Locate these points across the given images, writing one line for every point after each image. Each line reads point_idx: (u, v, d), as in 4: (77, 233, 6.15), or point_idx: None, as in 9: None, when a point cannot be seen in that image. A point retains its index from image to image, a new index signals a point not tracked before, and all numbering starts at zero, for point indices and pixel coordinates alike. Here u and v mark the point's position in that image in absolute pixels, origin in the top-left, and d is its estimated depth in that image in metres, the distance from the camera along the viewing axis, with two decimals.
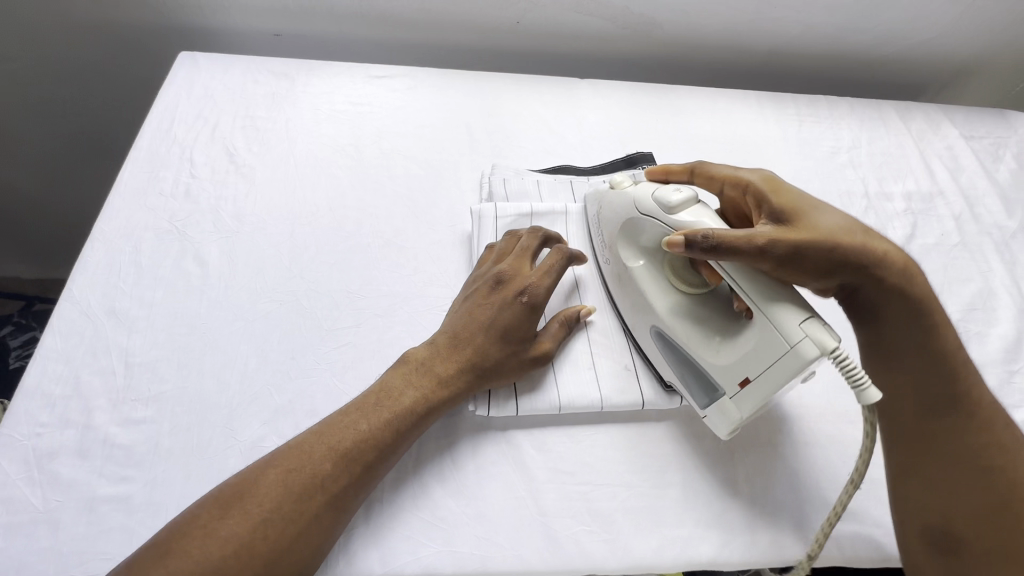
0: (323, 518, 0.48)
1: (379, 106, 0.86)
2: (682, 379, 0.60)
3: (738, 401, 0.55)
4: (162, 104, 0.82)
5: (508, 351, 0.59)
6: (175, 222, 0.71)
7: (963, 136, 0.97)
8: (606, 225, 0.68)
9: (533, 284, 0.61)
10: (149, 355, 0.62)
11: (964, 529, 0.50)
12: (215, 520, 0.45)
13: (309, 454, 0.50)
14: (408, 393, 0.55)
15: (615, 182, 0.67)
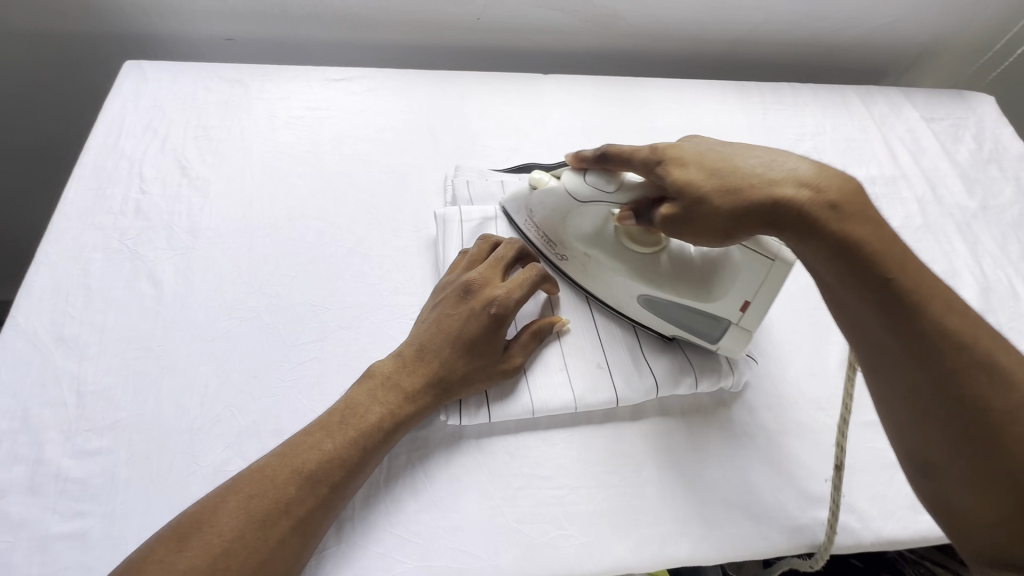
0: (289, 543, 0.47)
1: (338, 110, 0.84)
2: (679, 323, 0.62)
3: (746, 323, 0.59)
4: (108, 116, 0.79)
5: (478, 364, 0.58)
6: (126, 241, 0.68)
7: (923, 118, 0.99)
8: (545, 224, 0.66)
9: (503, 297, 0.59)
10: (103, 382, 0.59)
11: (940, 458, 0.47)
12: (172, 554, 0.44)
13: (272, 478, 0.48)
14: (373, 409, 0.54)
15: (535, 182, 0.64)
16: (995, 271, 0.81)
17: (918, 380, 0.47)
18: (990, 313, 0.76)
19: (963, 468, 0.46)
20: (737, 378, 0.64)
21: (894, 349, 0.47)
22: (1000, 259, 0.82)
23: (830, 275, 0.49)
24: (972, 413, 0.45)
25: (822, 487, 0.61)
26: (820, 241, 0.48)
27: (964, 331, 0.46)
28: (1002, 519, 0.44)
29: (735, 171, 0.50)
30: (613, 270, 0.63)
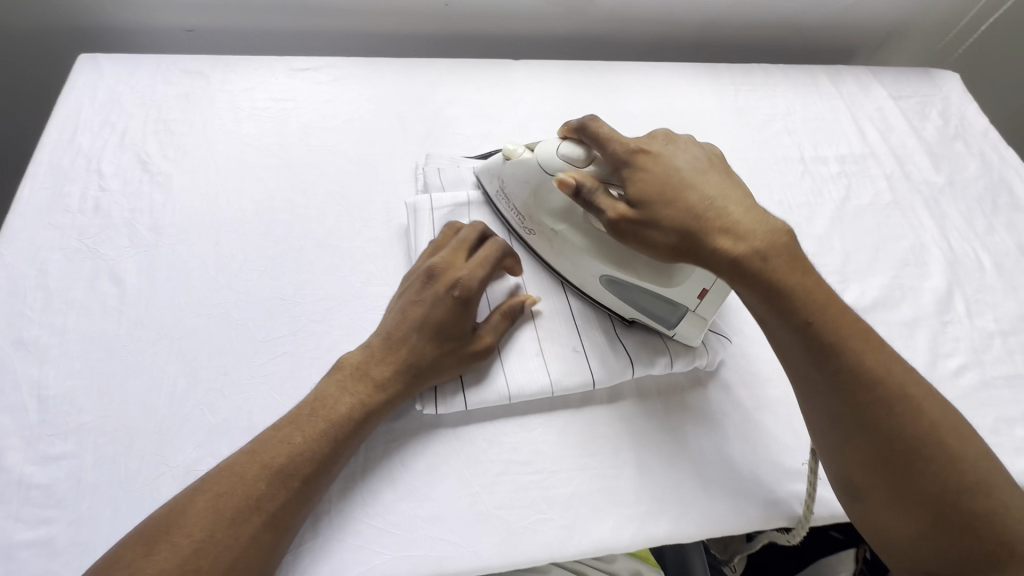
0: (262, 540, 0.46)
1: (304, 100, 0.82)
2: (639, 309, 0.63)
3: (702, 310, 0.60)
4: (63, 112, 0.76)
5: (447, 347, 0.57)
6: (85, 240, 0.66)
7: (891, 97, 1.00)
8: (517, 199, 0.66)
9: (466, 276, 0.58)
10: (66, 385, 0.57)
11: (865, 481, 0.49)
12: (140, 558, 0.43)
13: (242, 475, 0.48)
14: (343, 400, 0.53)
15: (509, 154, 0.65)
16: (962, 245, 0.82)
17: (841, 410, 0.50)
18: (957, 285, 0.78)
19: (884, 490, 0.49)
20: (712, 357, 0.65)
21: (815, 379, 0.51)
22: (967, 233, 0.84)
23: (758, 310, 0.52)
24: (886, 440, 0.48)
25: (796, 460, 0.62)
26: (748, 276, 0.51)
27: (879, 364, 0.49)
28: (923, 535, 0.47)
29: (683, 194, 0.53)
30: (578, 248, 0.62)
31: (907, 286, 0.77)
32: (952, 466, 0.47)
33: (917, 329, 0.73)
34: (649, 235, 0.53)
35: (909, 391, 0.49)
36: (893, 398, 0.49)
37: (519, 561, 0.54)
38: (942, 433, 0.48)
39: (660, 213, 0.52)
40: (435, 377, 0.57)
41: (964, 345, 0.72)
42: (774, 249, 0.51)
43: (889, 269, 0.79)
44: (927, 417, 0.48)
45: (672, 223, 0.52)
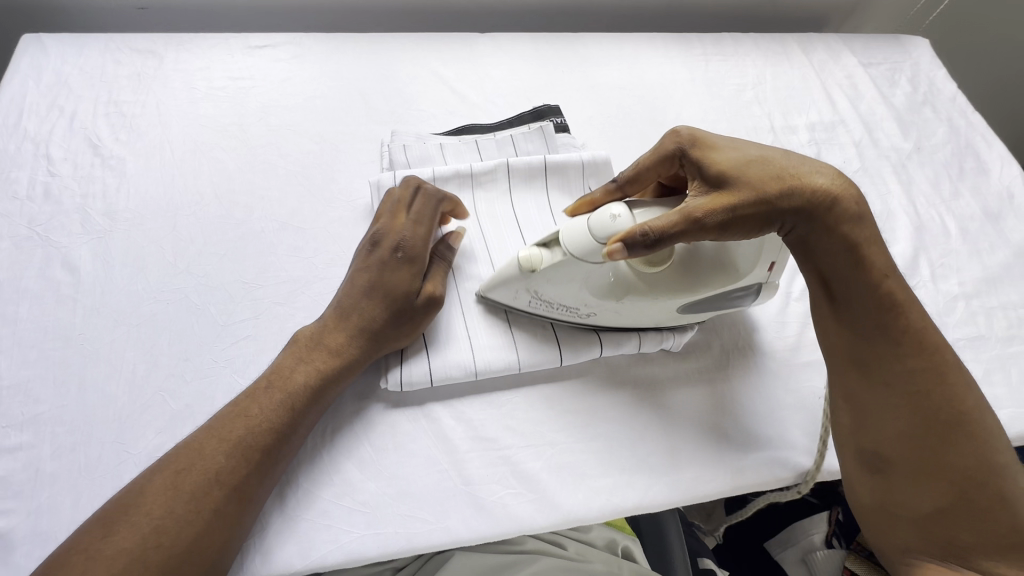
0: (224, 512, 0.47)
1: (262, 79, 0.80)
2: (714, 306, 0.60)
3: (774, 277, 0.58)
4: (6, 95, 0.73)
5: (393, 296, 0.57)
6: (35, 227, 0.64)
7: (861, 64, 0.99)
8: (558, 297, 0.57)
9: (408, 236, 0.59)
10: (20, 376, 0.56)
11: (898, 453, 0.51)
12: (96, 542, 0.43)
13: (199, 452, 0.48)
14: (300, 371, 0.54)
15: (534, 265, 0.54)
16: (928, 210, 0.83)
17: (895, 378, 0.52)
18: (923, 250, 0.79)
19: (915, 462, 0.51)
20: (680, 338, 0.64)
21: (879, 337, 0.52)
22: (933, 198, 0.85)
23: (835, 272, 0.53)
24: (936, 412, 0.51)
25: (764, 426, 0.63)
26: (839, 224, 0.51)
27: (937, 337, 0.53)
28: (938, 511, 0.50)
29: (765, 157, 0.52)
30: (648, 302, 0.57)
31: None
32: (987, 445, 0.50)
33: None
34: (738, 209, 0.49)
35: (960, 367, 0.53)
36: (948, 370, 0.52)
37: (489, 534, 0.54)
38: (981, 411, 0.51)
39: (750, 177, 0.50)
40: (390, 331, 0.57)
41: (928, 308, 0.74)
42: (862, 209, 0.52)
43: None
44: (970, 395, 0.52)
45: (764, 183, 0.50)
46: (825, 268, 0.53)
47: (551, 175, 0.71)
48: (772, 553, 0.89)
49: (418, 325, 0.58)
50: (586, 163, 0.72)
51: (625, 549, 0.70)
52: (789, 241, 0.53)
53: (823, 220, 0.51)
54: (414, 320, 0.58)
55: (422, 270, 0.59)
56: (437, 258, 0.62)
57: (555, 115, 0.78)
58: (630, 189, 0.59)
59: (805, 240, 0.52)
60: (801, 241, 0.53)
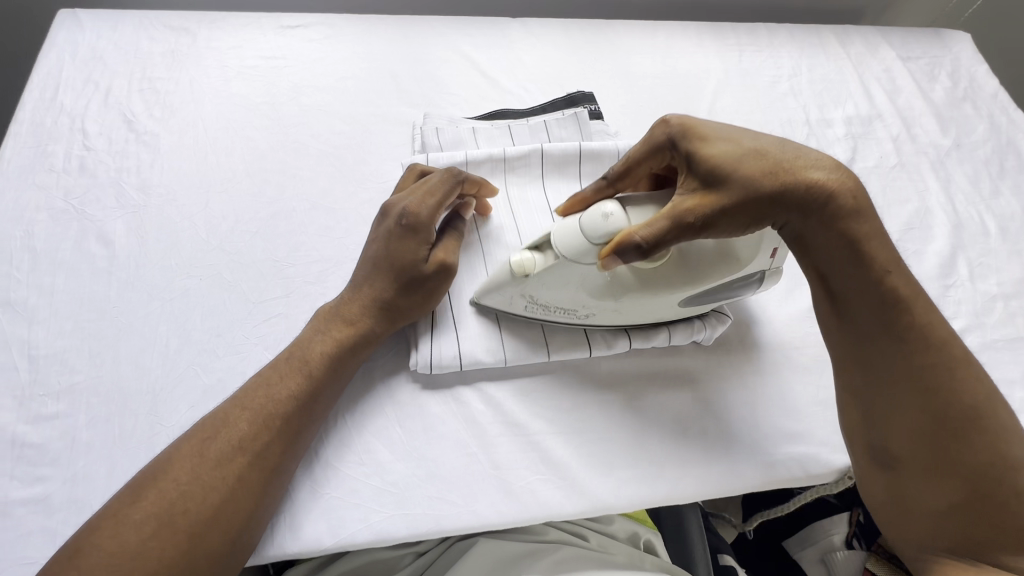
0: (248, 480, 0.47)
1: (294, 59, 0.79)
2: (719, 296, 0.58)
3: (777, 263, 0.57)
4: (43, 70, 0.73)
5: (399, 266, 0.56)
6: (71, 201, 0.65)
7: (900, 58, 0.97)
8: (555, 301, 0.56)
9: (413, 206, 0.57)
10: (55, 346, 0.56)
11: (907, 452, 0.50)
12: (125, 508, 0.44)
13: (224, 420, 0.49)
14: (315, 343, 0.55)
15: (525, 268, 0.53)
16: (967, 208, 0.81)
17: (900, 375, 0.50)
18: (961, 249, 0.77)
19: (924, 460, 0.49)
20: (712, 331, 0.63)
21: (881, 336, 0.50)
22: (972, 196, 0.82)
23: (834, 268, 0.50)
24: (945, 408, 0.49)
25: (796, 422, 0.62)
26: (839, 219, 0.49)
27: (941, 330, 0.50)
28: (952, 507, 0.48)
29: (758, 147, 0.49)
30: (648, 296, 0.55)
31: (910, 249, 0.76)
32: (999, 440, 0.48)
33: None
34: (729, 211, 0.47)
35: (966, 357, 0.50)
36: (953, 363, 0.50)
37: (516, 520, 0.54)
38: (992, 404, 0.49)
39: (742, 171, 0.48)
40: (401, 301, 0.57)
41: (966, 307, 0.72)
42: (862, 200, 0.49)
43: (893, 233, 0.77)
44: (980, 386, 0.50)
45: (756, 176, 0.48)
46: (821, 260, 0.51)
47: (585, 163, 0.70)
48: (790, 552, 0.88)
49: (428, 293, 0.57)
50: (620, 151, 0.71)
51: (647, 542, 0.69)
52: (782, 234, 0.51)
53: (818, 214, 0.48)
54: (425, 289, 0.57)
55: (429, 237, 0.58)
56: (449, 226, 0.60)
57: (589, 102, 0.77)
58: (622, 185, 0.55)
59: (801, 236, 0.50)
60: (796, 237, 0.50)
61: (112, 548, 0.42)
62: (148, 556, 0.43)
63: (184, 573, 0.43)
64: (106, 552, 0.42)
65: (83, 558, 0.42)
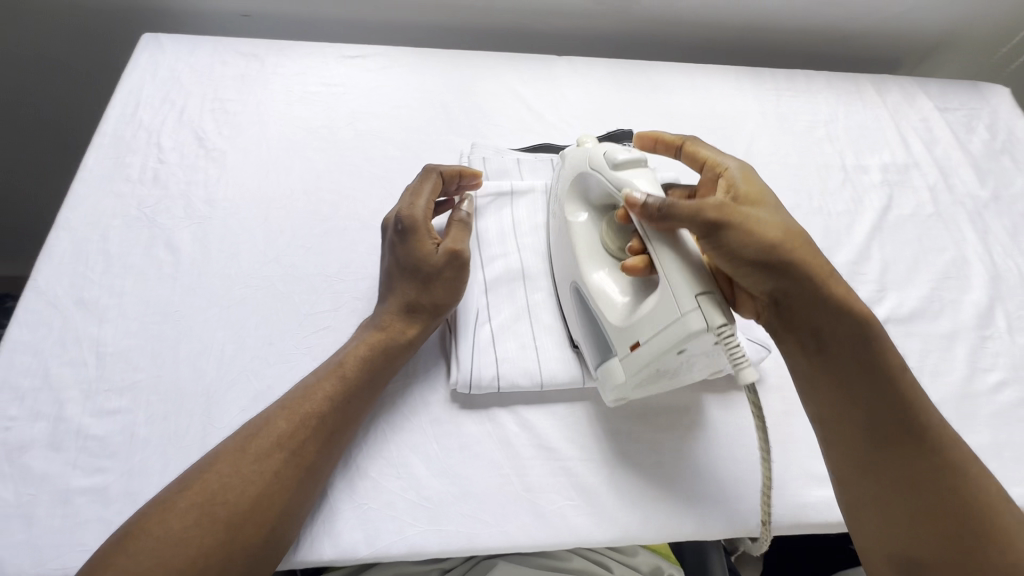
0: (284, 475, 0.50)
1: (353, 86, 0.84)
2: (584, 335, 0.60)
3: (626, 364, 0.54)
4: (126, 88, 0.79)
5: (413, 270, 0.61)
6: (144, 209, 0.69)
7: (937, 108, 0.98)
8: (559, 185, 0.66)
9: (407, 211, 0.62)
10: (122, 344, 0.60)
11: (929, 555, 0.48)
12: (172, 498, 0.47)
13: (266, 419, 0.53)
14: (352, 348, 0.59)
15: (580, 139, 0.64)
16: (1005, 260, 0.81)
17: (918, 476, 0.49)
18: (998, 300, 0.77)
19: (948, 564, 0.47)
20: None
21: (893, 436, 0.50)
22: (1010, 248, 0.82)
23: (847, 360, 0.51)
24: (961, 509, 0.48)
25: None
26: (854, 320, 0.51)
27: (950, 436, 0.50)
28: None
29: (791, 225, 0.53)
30: (577, 242, 0.61)
31: (947, 298, 0.76)
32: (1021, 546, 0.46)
33: (958, 342, 0.72)
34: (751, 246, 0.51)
35: (976, 462, 0.50)
36: (964, 467, 0.49)
37: (546, 543, 0.55)
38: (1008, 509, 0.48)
39: (762, 229, 0.51)
40: (424, 298, 0.61)
41: (1005, 359, 0.71)
42: (869, 312, 0.52)
43: (929, 281, 0.78)
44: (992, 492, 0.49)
45: (776, 240, 0.51)
46: (837, 355, 0.52)
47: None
48: None
49: (448, 278, 0.61)
50: None
51: None
52: (801, 324, 0.53)
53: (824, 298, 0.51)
54: (441, 279, 0.61)
55: (431, 235, 0.62)
56: (453, 219, 0.65)
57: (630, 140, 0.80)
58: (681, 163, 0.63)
59: (817, 330, 0.52)
60: (813, 328, 0.52)
61: (157, 537, 0.45)
62: (188, 544, 0.45)
63: (222, 565, 0.45)
64: (152, 540, 0.45)
65: (130, 545, 0.44)
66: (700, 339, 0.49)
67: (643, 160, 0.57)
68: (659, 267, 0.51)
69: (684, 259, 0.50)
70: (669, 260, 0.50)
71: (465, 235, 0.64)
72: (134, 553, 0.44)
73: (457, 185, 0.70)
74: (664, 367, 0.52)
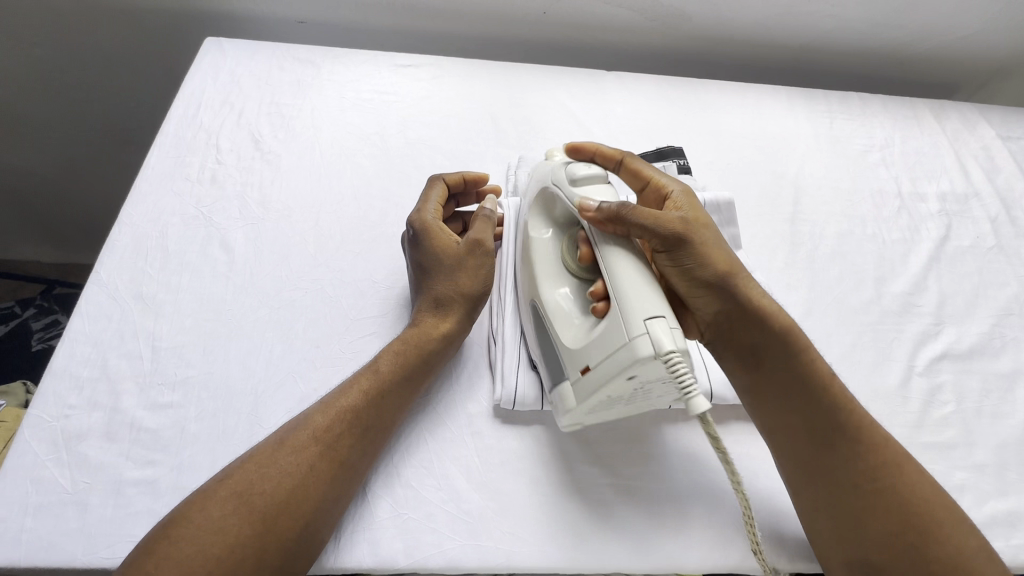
0: (319, 469, 0.50)
1: (405, 95, 0.86)
2: (539, 355, 0.59)
3: (579, 390, 0.52)
4: (188, 89, 0.82)
5: (438, 268, 0.62)
6: (201, 208, 0.71)
7: (1000, 136, 0.95)
8: (527, 202, 0.65)
9: (417, 219, 0.65)
10: (176, 340, 0.61)
11: (881, 556, 0.47)
12: (211, 487, 0.48)
13: (306, 416, 0.53)
14: (387, 349, 0.59)
15: (550, 155, 0.64)
16: None
17: (855, 482, 0.50)
18: None
19: (899, 561, 0.46)
20: None
21: (833, 445, 0.51)
22: None
23: (783, 379, 0.54)
24: (901, 505, 0.48)
25: None
26: (784, 343, 0.54)
27: (880, 436, 0.52)
28: None
29: (726, 249, 0.56)
30: (540, 263, 0.60)
31: (1009, 336, 0.73)
32: (956, 537, 0.47)
33: (1020, 384, 0.69)
34: (700, 263, 0.54)
35: (907, 459, 0.51)
36: (897, 464, 0.50)
37: (585, 567, 0.53)
38: (939, 502, 0.49)
39: (704, 246, 0.54)
40: (453, 291, 0.62)
41: None
42: (796, 326, 0.55)
43: (989, 317, 0.75)
44: (922, 486, 0.50)
45: (720, 262, 0.54)
46: (777, 372, 0.54)
47: (734, 224, 0.69)
48: None
49: (475, 270, 0.63)
50: (707, 203, 0.69)
51: None
52: (742, 343, 0.55)
53: (760, 318, 0.54)
54: (467, 268, 0.63)
55: (450, 234, 0.64)
56: (476, 215, 0.66)
57: (679, 157, 0.76)
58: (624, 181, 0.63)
59: (755, 350, 0.55)
60: (753, 348, 0.55)
61: (195, 527, 0.45)
62: (225, 535, 0.45)
63: (258, 558, 0.45)
64: (191, 530, 0.45)
65: (170, 532, 0.45)
66: (648, 365, 0.46)
67: (603, 176, 0.58)
68: (612, 283, 0.50)
69: (636, 272, 0.50)
70: (622, 275, 0.50)
71: (490, 225, 0.65)
72: (175, 542, 0.44)
73: (470, 189, 0.72)
74: (615, 395, 0.50)
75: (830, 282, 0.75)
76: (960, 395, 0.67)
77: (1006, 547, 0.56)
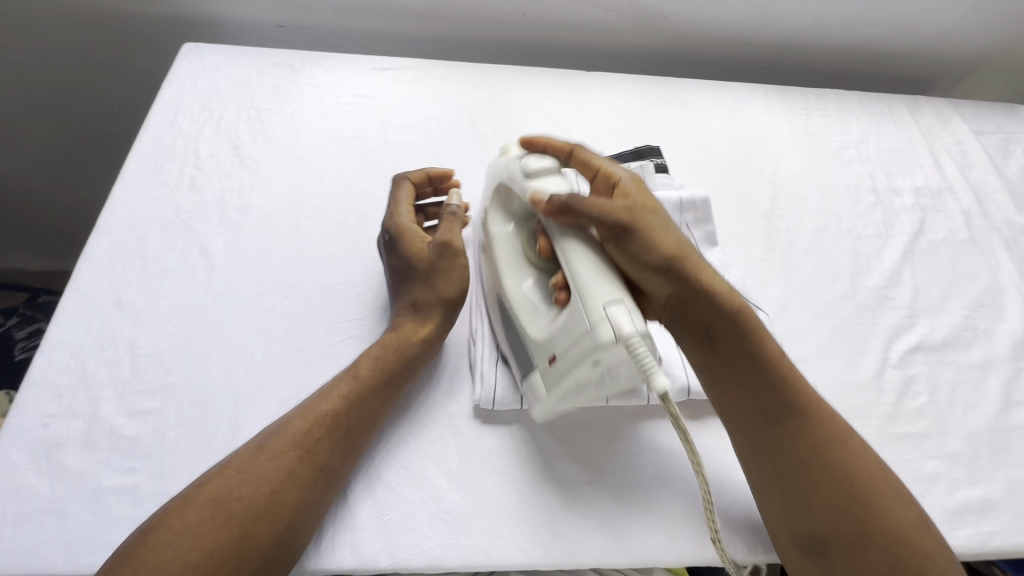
0: (298, 473, 0.51)
1: (384, 98, 0.86)
2: (512, 349, 0.61)
3: (548, 379, 0.54)
4: (166, 95, 0.82)
5: (410, 271, 0.63)
6: (180, 214, 0.71)
7: (973, 131, 0.97)
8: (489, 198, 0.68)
9: (389, 224, 0.66)
10: (155, 346, 0.62)
11: (827, 531, 0.48)
12: (191, 494, 0.48)
13: (285, 421, 0.54)
14: (365, 353, 0.60)
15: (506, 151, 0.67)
16: None
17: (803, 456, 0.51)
18: None
19: (848, 534, 0.48)
20: None
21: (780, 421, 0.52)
22: None
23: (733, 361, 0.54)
24: (847, 475, 0.50)
25: None
26: (734, 322, 0.54)
27: (829, 414, 0.53)
28: None
29: (677, 232, 0.57)
30: (504, 257, 0.62)
31: (980, 327, 0.74)
32: (898, 504, 0.49)
33: (990, 373, 0.70)
34: (650, 248, 0.54)
35: (852, 433, 0.53)
36: (843, 438, 0.52)
37: (565, 562, 0.54)
38: (883, 476, 0.51)
39: (651, 231, 0.54)
40: (427, 294, 0.62)
41: None
42: (748, 306, 0.56)
43: (962, 309, 0.76)
44: (869, 461, 0.51)
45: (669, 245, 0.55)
46: (728, 352, 0.54)
47: (709, 221, 0.70)
48: None
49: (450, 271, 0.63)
50: (683, 201, 0.69)
51: None
52: (695, 325, 0.55)
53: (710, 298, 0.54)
54: (441, 271, 0.63)
55: (419, 236, 0.65)
56: (443, 215, 0.66)
57: (656, 156, 0.77)
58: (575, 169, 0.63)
59: (708, 329, 0.55)
60: (706, 327, 0.55)
61: (172, 534, 0.45)
62: (202, 541, 0.45)
63: (236, 563, 0.45)
64: (169, 537, 0.45)
65: (148, 540, 0.45)
66: (609, 353, 0.48)
67: (554, 168, 0.61)
68: (570, 273, 0.53)
69: (590, 260, 0.52)
70: (580, 266, 0.52)
71: (457, 225, 0.66)
72: (153, 549, 0.44)
73: (434, 187, 0.73)
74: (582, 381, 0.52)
75: (807, 277, 0.77)
76: (933, 386, 0.68)
77: (977, 534, 0.57)
